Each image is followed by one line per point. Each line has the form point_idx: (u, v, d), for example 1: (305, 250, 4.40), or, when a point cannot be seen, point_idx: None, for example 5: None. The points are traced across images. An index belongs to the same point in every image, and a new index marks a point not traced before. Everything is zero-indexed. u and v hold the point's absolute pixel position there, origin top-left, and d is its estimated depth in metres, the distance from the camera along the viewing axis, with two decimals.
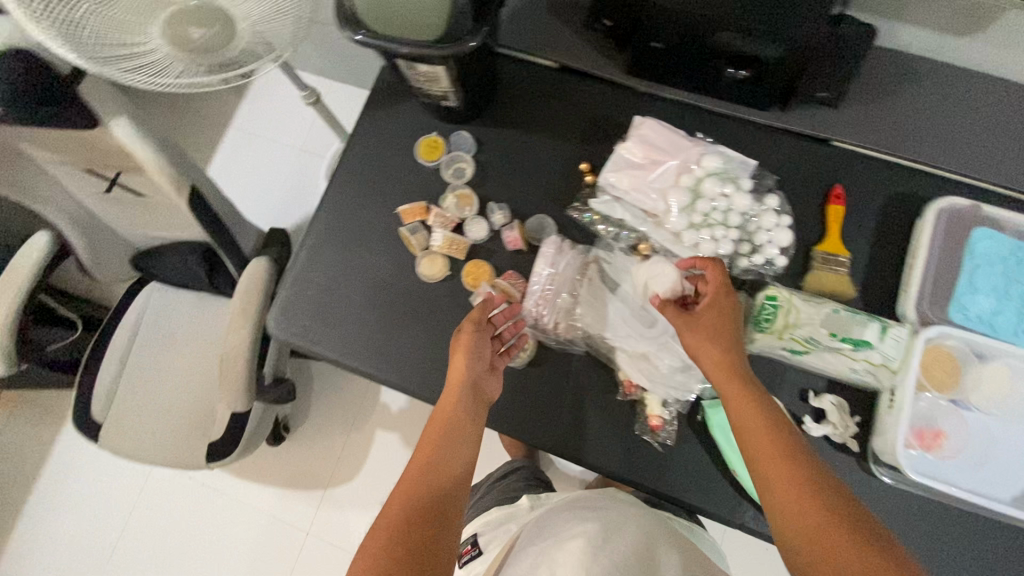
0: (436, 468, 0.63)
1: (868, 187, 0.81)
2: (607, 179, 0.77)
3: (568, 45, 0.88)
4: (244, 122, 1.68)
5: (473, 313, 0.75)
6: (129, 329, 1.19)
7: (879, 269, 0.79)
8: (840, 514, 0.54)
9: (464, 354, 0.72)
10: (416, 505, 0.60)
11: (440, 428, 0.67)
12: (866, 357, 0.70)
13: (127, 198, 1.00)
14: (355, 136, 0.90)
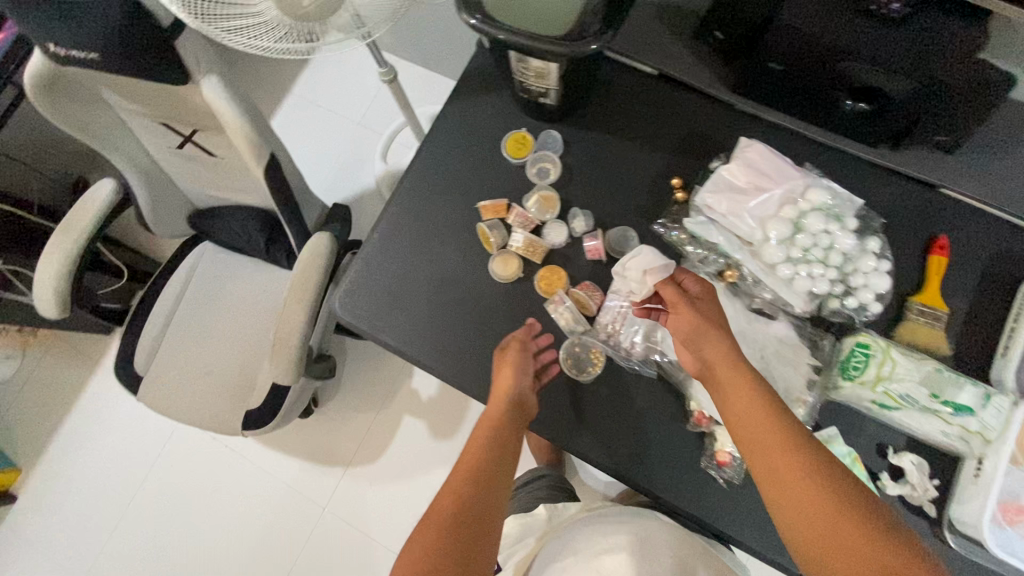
0: (482, 479, 0.63)
1: (974, 241, 0.77)
2: (704, 199, 0.74)
3: (673, 55, 0.84)
4: (306, 89, 1.66)
5: (518, 334, 0.76)
6: (179, 286, 1.19)
7: (976, 329, 0.75)
8: (854, 507, 0.55)
9: (513, 366, 0.72)
10: (463, 513, 0.60)
11: (487, 432, 0.67)
12: (962, 422, 0.66)
13: (200, 155, 0.99)
14: (440, 121, 0.87)
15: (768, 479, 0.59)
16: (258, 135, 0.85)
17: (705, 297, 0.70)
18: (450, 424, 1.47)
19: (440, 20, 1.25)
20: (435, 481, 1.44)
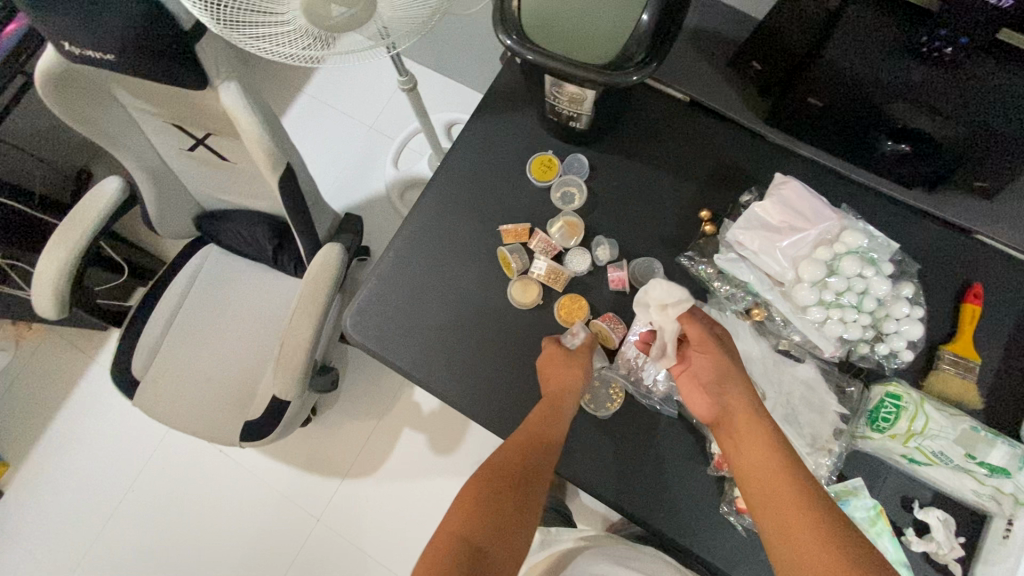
0: (526, 469, 0.66)
1: (1009, 291, 0.75)
2: (736, 236, 0.72)
3: (706, 83, 0.82)
4: (319, 90, 1.63)
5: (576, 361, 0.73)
6: (181, 289, 1.16)
7: (1009, 382, 0.72)
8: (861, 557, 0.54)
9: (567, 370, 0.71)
10: (494, 494, 0.65)
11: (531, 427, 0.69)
12: (995, 483, 0.64)
13: (212, 158, 0.96)
14: (464, 138, 0.85)
15: (780, 530, 0.57)
16: (275, 144, 0.83)
17: (729, 344, 0.68)
18: (451, 439, 1.45)
19: (463, 30, 1.23)
20: (433, 497, 1.41)
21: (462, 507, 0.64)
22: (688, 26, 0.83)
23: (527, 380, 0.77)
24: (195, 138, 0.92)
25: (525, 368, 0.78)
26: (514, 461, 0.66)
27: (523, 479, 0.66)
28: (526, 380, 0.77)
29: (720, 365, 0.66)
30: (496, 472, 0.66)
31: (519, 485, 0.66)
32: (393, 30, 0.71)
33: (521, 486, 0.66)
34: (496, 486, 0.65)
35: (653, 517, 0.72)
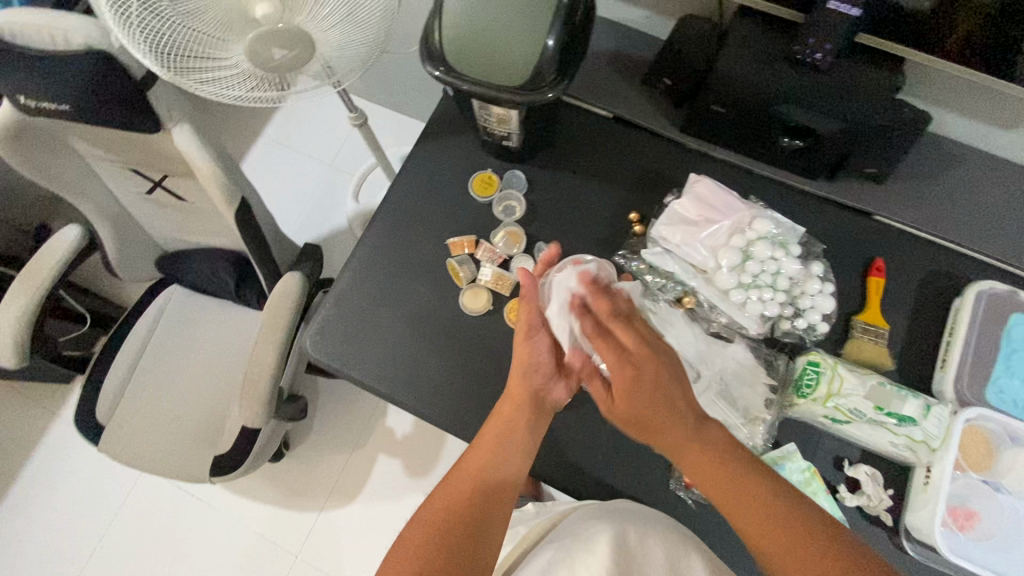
0: (490, 470, 0.66)
1: (908, 263, 0.83)
2: (660, 232, 0.79)
3: (626, 99, 0.91)
4: (276, 133, 1.68)
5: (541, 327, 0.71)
6: (145, 331, 1.17)
7: (916, 344, 0.80)
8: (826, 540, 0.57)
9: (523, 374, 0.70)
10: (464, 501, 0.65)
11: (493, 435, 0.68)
12: (908, 433, 0.70)
13: (168, 199, 0.99)
14: (409, 163, 0.91)
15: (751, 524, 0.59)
16: (229, 181, 0.88)
17: (629, 380, 0.61)
18: (427, 460, 1.46)
19: (409, 67, 1.31)
20: None
21: (429, 508, 0.65)
22: (605, 49, 0.92)
23: (483, 382, 0.82)
24: (151, 180, 0.96)
25: (481, 371, 0.82)
26: (482, 452, 0.67)
27: (489, 470, 0.66)
28: (483, 382, 0.82)
29: (629, 415, 0.63)
30: (465, 468, 0.67)
31: (485, 475, 0.66)
32: (339, 67, 0.76)
33: (490, 476, 0.66)
34: (465, 482, 0.66)
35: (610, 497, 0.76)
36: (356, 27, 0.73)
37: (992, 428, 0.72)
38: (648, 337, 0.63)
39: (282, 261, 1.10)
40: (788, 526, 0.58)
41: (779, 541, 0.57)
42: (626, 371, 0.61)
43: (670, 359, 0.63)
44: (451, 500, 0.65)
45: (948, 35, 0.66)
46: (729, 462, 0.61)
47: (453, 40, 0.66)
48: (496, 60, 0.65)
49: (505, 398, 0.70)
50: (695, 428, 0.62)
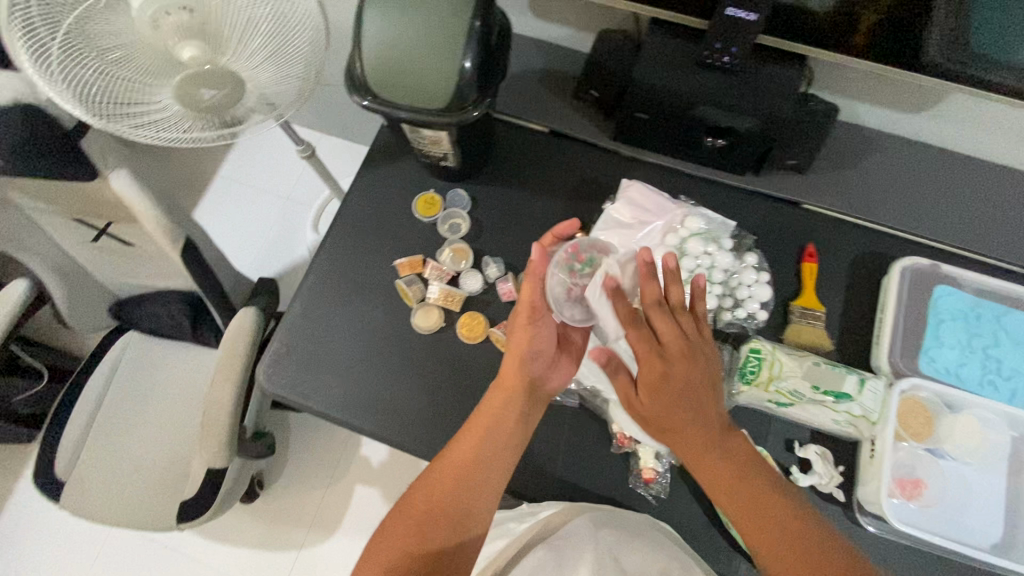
0: (479, 454, 0.66)
1: (838, 247, 0.87)
2: (597, 236, 0.82)
3: (558, 113, 0.94)
4: (231, 171, 1.68)
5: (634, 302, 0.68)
6: (102, 381, 1.15)
7: (851, 323, 0.84)
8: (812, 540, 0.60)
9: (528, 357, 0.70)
10: (448, 487, 0.65)
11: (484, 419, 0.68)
12: (847, 409, 0.73)
13: (113, 246, 0.99)
14: (352, 190, 0.93)
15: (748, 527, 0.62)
16: (170, 220, 0.88)
17: (659, 377, 0.64)
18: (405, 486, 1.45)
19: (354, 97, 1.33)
20: None
21: (413, 497, 0.66)
22: (535, 67, 0.96)
23: (440, 399, 0.82)
24: (95, 229, 0.95)
25: (437, 388, 0.83)
26: (470, 441, 0.67)
27: (476, 460, 0.66)
28: (440, 399, 0.82)
29: (652, 413, 0.66)
30: (453, 459, 0.66)
31: (472, 465, 0.66)
32: (277, 100, 0.79)
33: (478, 465, 0.66)
34: (450, 471, 0.66)
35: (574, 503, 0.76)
36: (282, 65, 0.77)
37: (928, 398, 0.75)
38: (688, 334, 0.66)
39: (236, 298, 1.10)
40: (782, 528, 0.61)
41: (768, 542, 0.61)
42: (657, 368, 0.64)
43: (704, 360, 0.66)
44: (433, 489, 0.65)
45: (855, 32, 0.69)
46: (736, 470, 0.64)
47: (374, 69, 0.68)
48: (417, 85, 0.67)
49: (498, 384, 0.70)
50: (714, 434, 0.65)
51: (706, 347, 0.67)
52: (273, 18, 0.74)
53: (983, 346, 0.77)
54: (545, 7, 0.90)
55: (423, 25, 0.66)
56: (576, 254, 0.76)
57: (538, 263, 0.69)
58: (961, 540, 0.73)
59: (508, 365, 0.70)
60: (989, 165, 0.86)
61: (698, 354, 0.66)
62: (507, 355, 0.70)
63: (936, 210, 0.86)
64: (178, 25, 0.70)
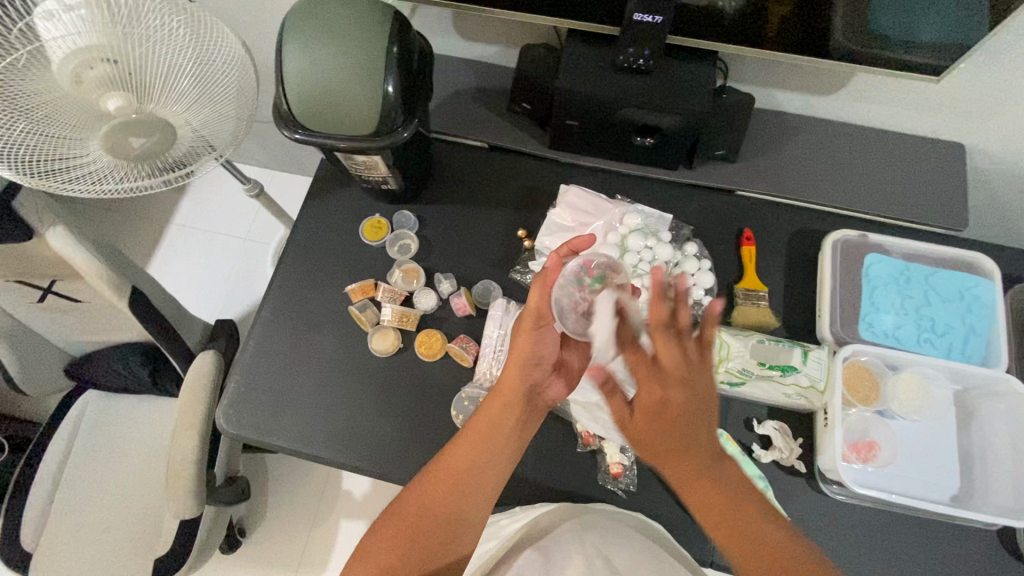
0: (478, 457, 0.63)
1: (774, 228, 0.91)
2: (543, 243, 0.87)
3: (495, 127, 0.96)
4: (185, 218, 1.66)
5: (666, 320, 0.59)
6: (63, 445, 1.11)
7: (794, 299, 0.87)
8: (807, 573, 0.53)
9: (522, 360, 0.67)
10: (442, 491, 0.62)
11: (486, 421, 0.65)
12: (795, 381, 0.77)
13: (60, 305, 0.97)
14: (300, 224, 0.93)
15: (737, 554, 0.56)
16: (114, 272, 0.87)
17: (655, 402, 0.59)
18: None
19: None
20: None
21: (400, 506, 0.62)
22: (468, 86, 0.98)
23: (404, 420, 0.82)
24: (39, 289, 0.93)
25: (402, 409, 0.83)
26: (465, 449, 0.64)
27: (470, 468, 0.63)
28: (405, 420, 0.82)
29: (642, 436, 0.61)
30: (450, 461, 0.63)
31: (466, 473, 0.63)
32: (214, 139, 0.80)
33: (472, 472, 0.63)
34: (442, 479, 0.62)
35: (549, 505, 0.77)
36: (212, 107, 0.79)
37: (871, 361, 0.78)
38: (691, 359, 0.59)
39: (194, 343, 1.08)
40: (765, 553, 0.55)
41: (754, 568, 0.55)
42: (654, 393, 0.59)
43: (703, 384, 0.59)
44: (424, 496, 0.62)
45: (766, 24, 0.73)
46: (729, 498, 0.58)
47: (298, 105, 0.69)
48: (342, 114, 0.69)
49: (497, 391, 0.67)
50: (711, 458, 0.58)
51: (710, 375, 0.60)
52: (196, 61, 0.76)
53: (915, 307, 0.82)
54: (470, 26, 0.93)
55: (344, 55, 0.67)
56: (588, 270, 0.75)
57: (551, 270, 0.66)
58: (919, 496, 0.75)
59: (508, 373, 0.67)
60: (902, 136, 0.91)
61: (699, 381, 0.59)
62: (507, 363, 0.67)
63: (861, 183, 0.90)
64: (102, 77, 0.71)
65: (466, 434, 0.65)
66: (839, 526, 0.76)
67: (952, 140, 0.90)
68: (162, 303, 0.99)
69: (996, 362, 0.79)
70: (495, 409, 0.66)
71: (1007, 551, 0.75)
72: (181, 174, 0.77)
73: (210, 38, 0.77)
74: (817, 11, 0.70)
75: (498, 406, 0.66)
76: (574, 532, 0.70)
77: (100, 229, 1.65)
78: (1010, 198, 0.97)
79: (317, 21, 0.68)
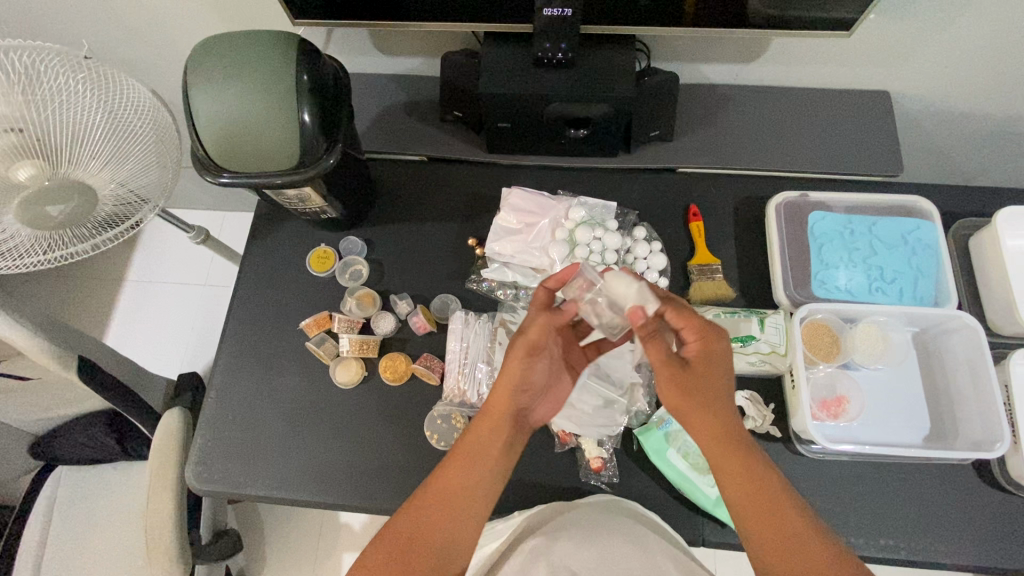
0: (471, 474, 0.61)
1: (719, 200, 0.91)
2: (492, 249, 0.86)
3: (428, 137, 0.94)
4: (139, 273, 1.62)
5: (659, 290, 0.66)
6: (36, 530, 1.06)
7: (748, 267, 0.88)
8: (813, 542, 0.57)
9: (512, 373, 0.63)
10: (436, 509, 0.60)
11: (482, 433, 0.63)
12: (756, 348, 0.78)
13: (8, 385, 0.93)
14: (248, 267, 0.92)
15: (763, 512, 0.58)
16: (57, 344, 0.84)
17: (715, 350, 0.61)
18: None
19: None
20: None
21: (389, 534, 0.59)
22: (397, 100, 0.96)
23: (379, 448, 0.81)
24: None
25: (375, 438, 0.81)
26: (454, 470, 0.61)
27: (460, 494, 0.60)
28: (381, 450, 0.81)
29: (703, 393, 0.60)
30: (444, 477, 0.61)
31: (455, 498, 0.60)
32: (144, 190, 0.77)
33: (462, 493, 0.60)
34: (433, 500, 0.60)
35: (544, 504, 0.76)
36: (136, 159, 0.76)
37: (828, 319, 0.80)
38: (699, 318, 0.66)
39: (157, 402, 1.05)
40: (766, 506, 0.58)
41: (757, 515, 0.58)
42: (715, 342, 0.62)
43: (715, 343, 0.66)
44: (412, 522, 0.59)
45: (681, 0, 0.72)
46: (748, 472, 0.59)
47: (216, 146, 0.67)
48: (262, 151, 0.67)
49: (484, 414, 0.63)
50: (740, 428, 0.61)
51: None
52: (109, 118, 0.74)
53: (863, 257, 0.84)
54: (389, 41, 0.92)
55: (257, 95, 0.66)
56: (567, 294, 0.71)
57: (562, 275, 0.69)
58: (893, 442, 0.76)
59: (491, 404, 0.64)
60: (828, 92, 0.93)
61: None
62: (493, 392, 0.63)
63: (797, 143, 0.90)
64: (9, 147, 0.70)
65: (463, 448, 0.62)
66: (822, 484, 0.76)
67: (875, 88, 0.92)
68: (116, 367, 0.96)
69: (946, 300, 0.81)
70: (493, 418, 0.63)
71: (984, 481, 0.76)
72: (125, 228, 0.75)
73: (117, 90, 0.74)
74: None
75: (494, 417, 0.63)
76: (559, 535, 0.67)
77: (48, 299, 1.59)
78: (939, 137, 1.00)
79: (222, 60, 0.67)
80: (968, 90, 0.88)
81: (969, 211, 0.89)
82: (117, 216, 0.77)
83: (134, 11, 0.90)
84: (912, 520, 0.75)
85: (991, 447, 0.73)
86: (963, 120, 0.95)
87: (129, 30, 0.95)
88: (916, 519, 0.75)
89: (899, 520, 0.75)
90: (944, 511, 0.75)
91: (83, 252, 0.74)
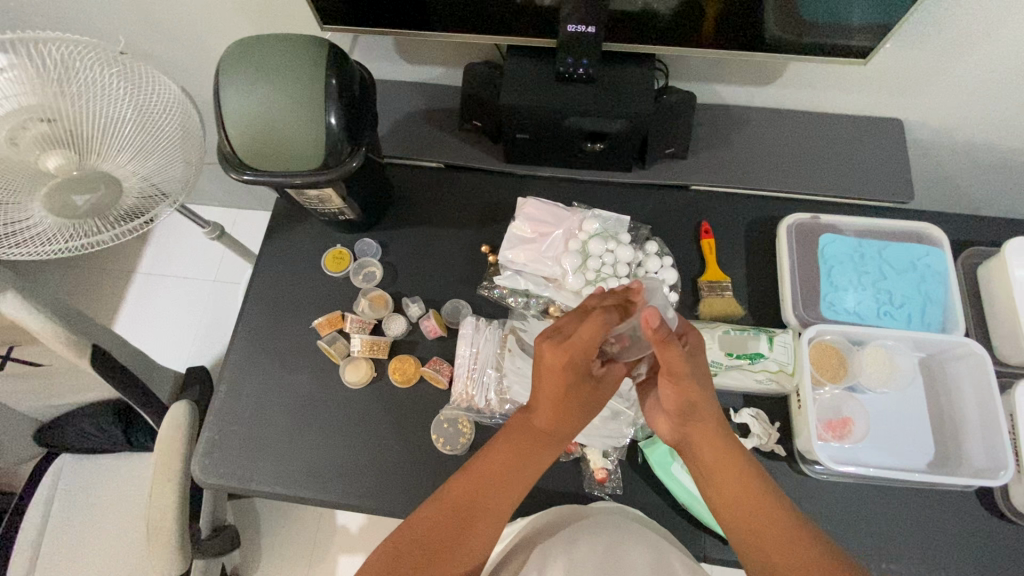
0: (508, 473, 0.60)
1: (731, 220, 0.92)
2: (505, 256, 0.87)
3: (446, 145, 0.96)
4: (149, 266, 1.63)
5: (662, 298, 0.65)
6: (37, 516, 1.06)
7: (757, 286, 0.89)
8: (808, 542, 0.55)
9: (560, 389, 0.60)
10: (470, 499, 0.58)
11: (515, 440, 0.61)
12: (764, 366, 0.79)
13: (21, 370, 0.94)
14: (262, 264, 0.93)
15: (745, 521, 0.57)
16: (71, 332, 0.85)
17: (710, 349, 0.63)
18: None
19: None
20: None
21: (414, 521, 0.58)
22: (417, 107, 0.98)
23: (386, 450, 0.81)
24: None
25: (381, 438, 0.82)
26: (491, 461, 0.60)
27: (491, 490, 0.59)
28: (387, 451, 0.81)
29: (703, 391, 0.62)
30: (484, 466, 0.60)
31: (486, 492, 0.59)
32: (166, 186, 0.78)
33: (494, 489, 0.59)
34: (465, 489, 0.59)
35: (552, 509, 0.73)
36: (159, 152, 0.77)
37: (836, 340, 0.80)
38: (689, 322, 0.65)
39: (165, 395, 1.06)
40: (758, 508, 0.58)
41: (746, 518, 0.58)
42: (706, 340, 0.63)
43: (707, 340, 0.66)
44: (437, 518, 0.57)
45: (702, 20, 0.74)
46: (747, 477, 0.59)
47: (241, 144, 0.68)
48: (283, 150, 0.68)
49: (525, 421, 0.63)
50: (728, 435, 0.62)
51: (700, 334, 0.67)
52: (138, 111, 0.75)
53: (872, 281, 0.85)
54: (412, 50, 0.94)
55: (283, 93, 0.68)
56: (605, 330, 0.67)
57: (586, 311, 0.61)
58: (897, 466, 0.77)
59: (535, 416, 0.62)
60: (840, 117, 0.94)
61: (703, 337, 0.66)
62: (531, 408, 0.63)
63: (809, 166, 0.92)
64: (41, 137, 0.72)
65: (504, 443, 0.61)
66: (825, 505, 0.76)
67: (888, 116, 0.94)
68: (127, 358, 0.97)
69: (954, 328, 0.81)
70: (536, 427, 0.62)
71: (988, 509, 0.76)
72: (142, 221, 0.75)
73: (149, 87, 0.76)
74: (748, 4, 0.71)
75: (537, 426, 0.62)
76: (570, 528, 0.65)
77: (58, 287, 1.60)
78: (950, 166, 1.01)
79: (246, 63, 0.68)
80: (979, 120, 0.90)
81: (978, 240, 0.90)
82: (139, 210, 0.77)
83: (166, 10, 0.93)
84: (915, 545, 0.75)
85: (995, 475, 0.73)
86: (973, 151, 0.96)
87: (159, 27, 0.97)
88: (919, 545, 0.75)
89: (902, 544, 0.75)
90: (949, 538, 0.75)
91: (102, 243, 0.73)
